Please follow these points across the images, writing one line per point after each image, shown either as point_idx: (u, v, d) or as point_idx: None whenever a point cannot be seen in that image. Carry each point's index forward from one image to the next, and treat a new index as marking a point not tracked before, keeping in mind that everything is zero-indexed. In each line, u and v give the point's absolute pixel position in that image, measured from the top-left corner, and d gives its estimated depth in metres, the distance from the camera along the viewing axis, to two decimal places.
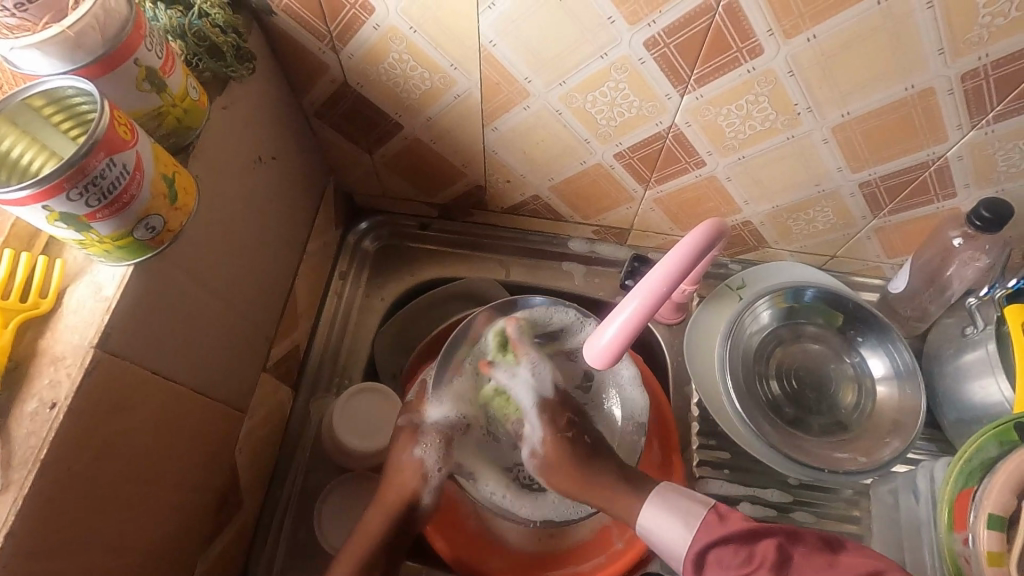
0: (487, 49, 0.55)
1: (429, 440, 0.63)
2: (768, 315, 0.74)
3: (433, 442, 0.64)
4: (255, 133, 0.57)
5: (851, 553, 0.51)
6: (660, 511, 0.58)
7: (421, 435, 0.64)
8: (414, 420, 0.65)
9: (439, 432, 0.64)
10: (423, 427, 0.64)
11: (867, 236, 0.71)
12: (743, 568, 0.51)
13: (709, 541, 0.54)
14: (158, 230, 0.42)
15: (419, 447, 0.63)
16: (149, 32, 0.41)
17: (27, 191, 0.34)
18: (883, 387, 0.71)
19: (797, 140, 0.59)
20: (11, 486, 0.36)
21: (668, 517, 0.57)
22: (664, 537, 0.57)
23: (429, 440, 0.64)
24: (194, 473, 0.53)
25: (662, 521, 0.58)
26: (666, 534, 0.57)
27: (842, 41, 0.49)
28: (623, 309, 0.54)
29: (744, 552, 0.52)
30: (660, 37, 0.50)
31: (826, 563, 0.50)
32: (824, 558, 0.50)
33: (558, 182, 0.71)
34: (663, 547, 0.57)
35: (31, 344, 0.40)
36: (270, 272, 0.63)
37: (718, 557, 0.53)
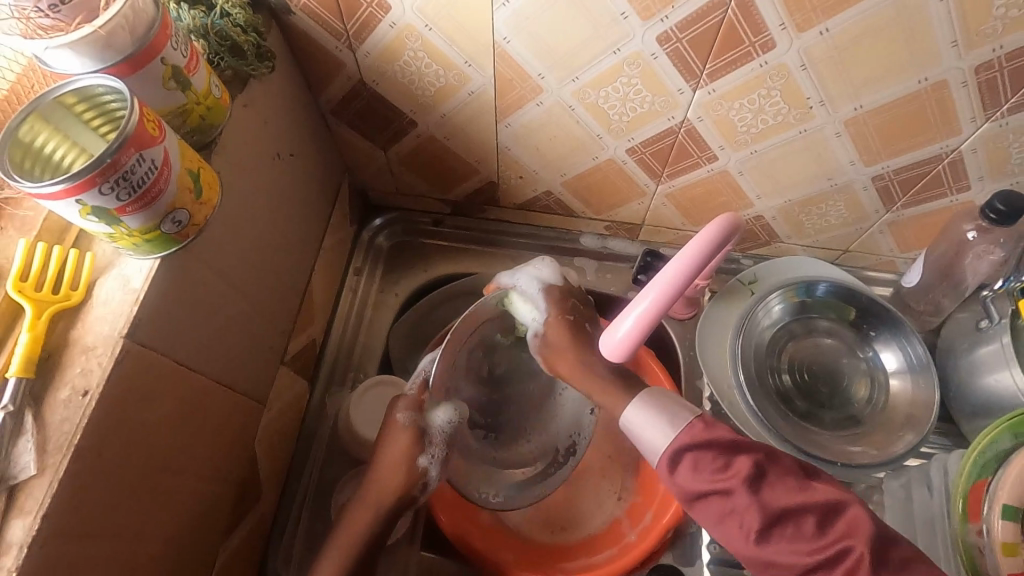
0: (501, 46, 0.55)
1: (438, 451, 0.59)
2: (781, 309, 0.74)
3: (440, 450, 0.60)
4: (273, 131, 0.58)
5: (824, 482, 0.50)
6: (648, 411, 0.54)
7: (425, 444, 0.59)
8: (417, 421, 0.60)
9: (442, 438, 0.60)
10: (427, 432, 0.60)
11: (880, 230, 0.71)
12: (718, 474, 0.48)
13: (689, 442, 0.51)
14: (184, 223, 0.43)
15: (426, 456, 0.59)
16: (175, 32, 0.42)
17: (60, 186, 0.35)
18: (896, 381, 0.72)
19: (809, 134, 0.59)
20: (47, 470, 0.37)
21: (655, 417, 0.53)
22: (642, 435, 0.54)
23: (434, 447, 0.59)
24: (216, 462, 0.54)
25: (647, 421, 0.53)
26: (648, 432, 0.53)
27: (855, 35, 0.49)
28: (639, 303, 0.54)
29: (722, 459, 0.49)
30: (672, 32, 0.51)
31: (798, 486, 0.48)
32: (798, 481, 0.49)
33: (570, 178, 0.72)
34: (644, 447, 0.53)
35: (64, 334, 0.41)
36: (287, 267, 0.64)
37: (696, 459, 0.50)
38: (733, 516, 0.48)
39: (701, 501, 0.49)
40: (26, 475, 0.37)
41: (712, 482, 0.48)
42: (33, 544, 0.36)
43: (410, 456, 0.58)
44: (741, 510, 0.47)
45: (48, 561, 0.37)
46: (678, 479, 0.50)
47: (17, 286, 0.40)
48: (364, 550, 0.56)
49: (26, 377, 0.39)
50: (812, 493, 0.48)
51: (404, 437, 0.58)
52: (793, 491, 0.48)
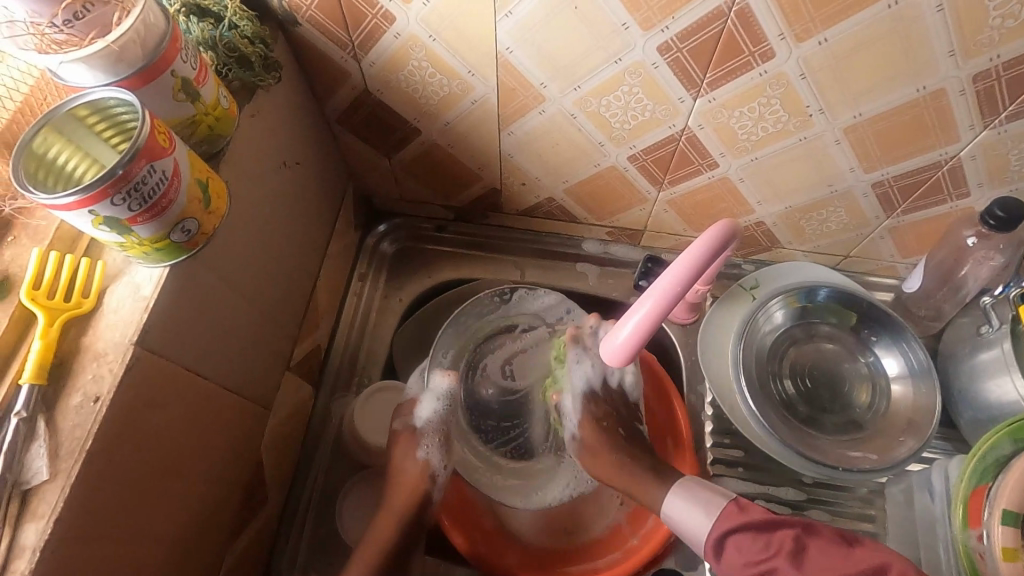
0: (504, 56, 0.56)
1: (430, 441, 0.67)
2: (781, 315, 0.75)
3: (433, 439, 0.67)
4: (280, 139, 0.59)
5: (865, 546, 0.52)
6: (684, 502, 0.61)
7: (421, 437, 0.67)
8: (409, 423, 0.67)
9: (435, 427, 0.67)
10: (421, 430, 0.67)
11: (881, 236, 0.71)
12: (762, 555, 0.53)
13: (731, 526, 0.56)
14: (193, 232, 0.44)
15: (421, 449, 0.66)
16: (185, 45, 0.43)
17: (73, 198, 0.36)
18: (898, 386, 0.72)
19: (809, 141, 0.59)
20: (59, 475, 0.38)
21: (692, 505, 0.60)
22: (687, 524, 0.60)
23: (429, 440, 0.67)
24: (223, 466, 0.55)
25: (686, 509, 0.60)
26: (687, 522, 0.60)
27: (852, 45, 0.49)
28: (638, 309, 0.55)
29: (761, 541, 0.54)
30: (673, 42, 0.52)
31: (841, 555, 0.52)
32: (841, 549, 0.52)
33: (572, 185, 0.72)
34: (682, 533, 0.60)
35: (75, 340, 0.42)
36: (293, 273, 0.65)
37: (740, 542, 0.55)
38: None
39: None
40: (39, 479, 0.38)
41: (756, 563, 0.53)
42: (46, 547, 0.37)
43: (409, 449, 0.66)
44: None
45: (60, 564, 0.38)
46: (724, 563, 0.56)
47: (30, 294, 0.40)
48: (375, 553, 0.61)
49: (39, 384, 0.40)
50: (857, 561, 0.51)
51: (400, 441, 0.66)
52: (836, 560, 0.51)
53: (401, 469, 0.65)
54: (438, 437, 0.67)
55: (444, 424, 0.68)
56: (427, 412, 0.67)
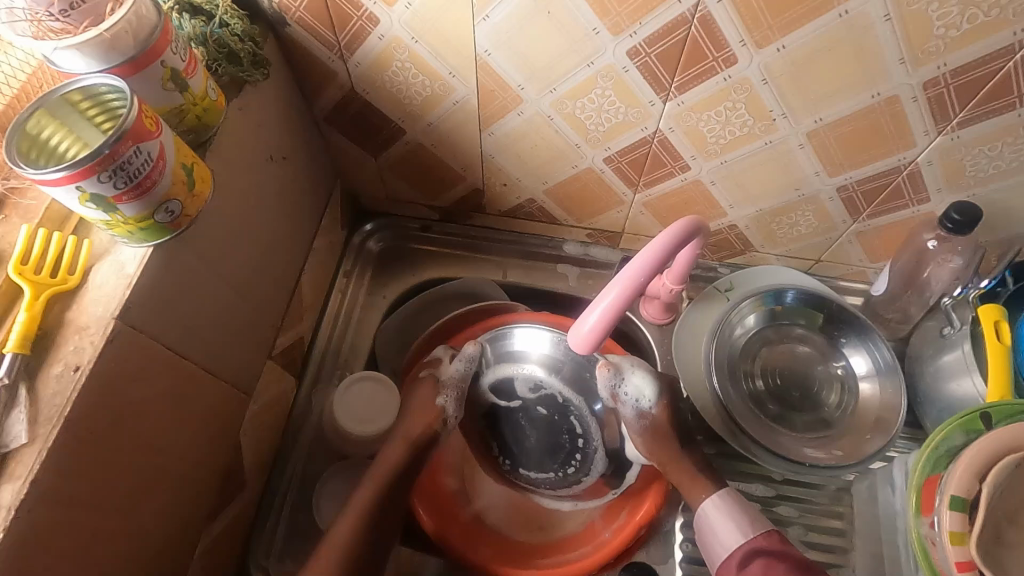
0: (483, 58, 0.59)
1: (450, 391, 0.69)
2: (754, 318, 0.77)
3: (452, 392, 0.69)
4: (267, 134, 0.61)
5: None
6: (727, 513, 0.62)
7: (442, 387, 0.69)
8: (433, 375, 0.70)
9: (456, 381, 0.70)
10: (442, 381, 0.70)
11: (848, 240, 0.74)
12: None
13: (766, 547, 0.59)
14: (177, 214, 0.46)
15: (441, 397, 0.69)
16: (174, 38, 0.45)
17: (61, 173, 0.38)
18: (866, 386, 0.74)
19: (774, 145, 0.62)
20: (38, 439, 0.40)
21: (731, 518, 0.62)
22: (719, 530, 0.62)
23: (450, 391, 0.69)
24: (201, 446, 0.56)
25: (722, 517, 0.62)
26: (726, 529, 0.61)
27: (809, 51, 0.52)
28: (604, 298, 0.56)
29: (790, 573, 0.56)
30: (641, 47, 0.55)
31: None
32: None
33: (552, 186, 0.75)
34: (714, 539, 0.62)
35: (59, 315, 0.44)
36: (278, 264, 0.67)
37: (768, 565, 0.57)
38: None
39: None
40: (18, 443, 0.39)
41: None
42: (21, 507, 0.38)
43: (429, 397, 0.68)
44: None
45: (35, 526, 0.39)
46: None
47: (17, 268, 0.42)
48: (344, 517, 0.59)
49: (22, 353, 0.42)
50: None
51: (423, 386, 0.69)
52: None
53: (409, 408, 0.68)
54: (460, 390, 0.70)
55: (463, 382, 0.71)
56: (451, 369, 0.70)
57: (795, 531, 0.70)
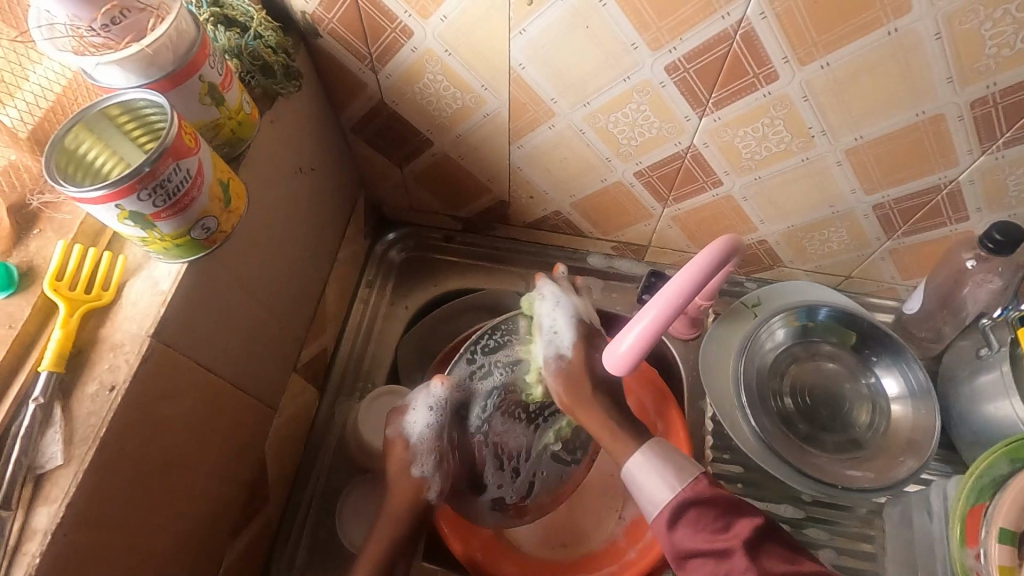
0: (517, 71, 0.58)
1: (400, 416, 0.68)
2: (783, 333, 0.76)
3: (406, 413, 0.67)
4: (297, 145, 0.61)
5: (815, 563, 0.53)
6: (655, 468, 0.56)
7: (415, 455, 0.63)
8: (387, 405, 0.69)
9: (428, 443, 0.64)
10: (414, 446, 0.64)
11: (882, 257, 0.72)
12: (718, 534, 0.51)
13: (694, 497, 0.54)
14: (213, 230, 0.46)
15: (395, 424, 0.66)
16: (212, 52, 0.44)
17: (101, 192, 0.37)
18: (897, 407, 0.72)
19: (811, 161, 0.61)
20: (73, 460, 0.39)
21: (660, 466, 0.56)
22: (647, 486, 0.56)
23: (425, 457, 0.63)
24: (227, 462, 0.56)
25: (651, 468, 0.56)
26: (650, 483, 0.56)
27: (854, 69, 0.51)
28: (641, 319, 0.55)
29: (722, 521, 0.52)
30: (680, 62, 0.53)
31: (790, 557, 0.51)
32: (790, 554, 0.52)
33: (579, 199, 0.74)
34: (642, 493, 0.56)
35: (93, 332, 0.43)
36: (303, 277, 0.67)
37: (698, 515, 0.53)
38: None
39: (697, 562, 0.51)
40: (53, 464, 0.39)
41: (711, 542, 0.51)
42: (56, 531, 0.38)
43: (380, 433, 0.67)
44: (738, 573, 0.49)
45: (68, 549, 0.38)
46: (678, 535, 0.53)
47: (53, 284, 0.42)
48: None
49: (57, 372, 0.41)
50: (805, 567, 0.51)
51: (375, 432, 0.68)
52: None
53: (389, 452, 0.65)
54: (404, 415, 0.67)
55: (439, 441, 0.65)
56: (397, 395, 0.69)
57: (826, 554, 0.69)
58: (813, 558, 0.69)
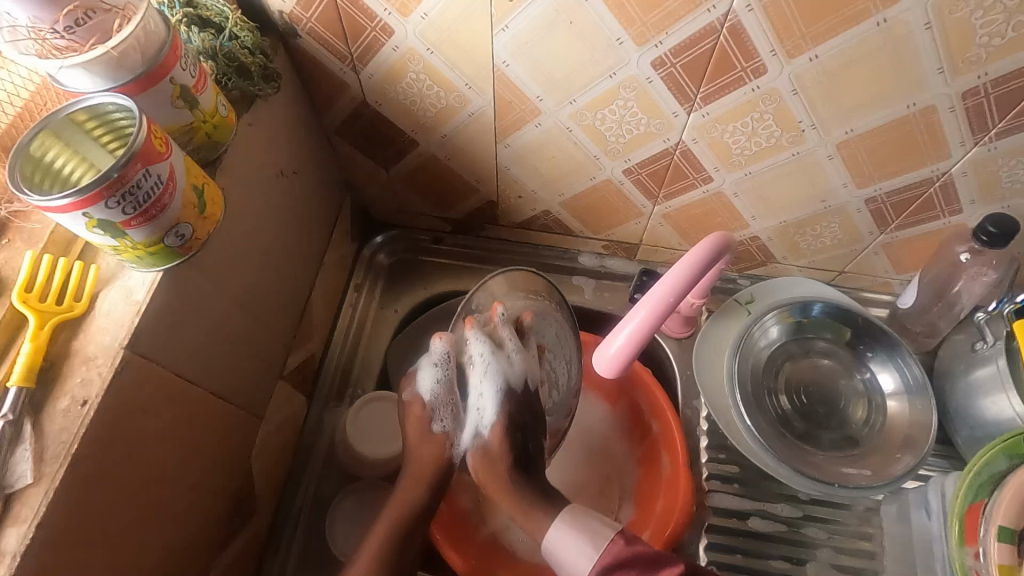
0: (501, 69, 0.57)
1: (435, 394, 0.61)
2: (777, 330, 0.75)
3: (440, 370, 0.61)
4: (278, 148, 0.59)
5: None
6: (569, 535, 0.51)
7: (433, 413, 0.61)
8: (417, 393, 0.62)
9: (442, 400, 0.61)
10: (430, 405, 0.61)
11: (875, 251, 0.71)
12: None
13: (616, 559, 0.49)
14: (188, 238, 0.44)
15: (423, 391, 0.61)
16: (184, 53, 0.43)
17: (68, 200, 0.36)
18: (893, 403, 0.72)
19: (802, 156, 0.60)
20: (44, 478, 0.38)
21: (578, 536, 0.51)
22: (570, 561, 0.51)
23: (443, 413, 0.61)
24: (211, 474, 0.54)
25: (568, 542, 0.51)
26: (572, 554, 0.50)
27: (843, 62, 0.50)
28: (632, 319, 0.56)
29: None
30: (666, 57, 0.52)
31: None
32: None
33: (568, 198, 0.73)
34: (567, 569, 0.51)
35: (65, 345, 0.42)
36: (287, 282, 0.65)
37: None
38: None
39: None
40: (23, 483, 0.37)
41: None
42: (27, 552, 0.36)
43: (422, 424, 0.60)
44: None
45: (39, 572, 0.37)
46: None
47: (21, 296, 0.40)
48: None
49: (27, 387, 0.40)
50: None
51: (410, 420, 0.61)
52: None
53: (418, 447, 0.60)
54: (450, 408, 0.61)
55: (451, 396, 0.61)
56: (428, 380, 0.61)
57: (824, 554, 0.68)
58: (811, 557, 0.68)
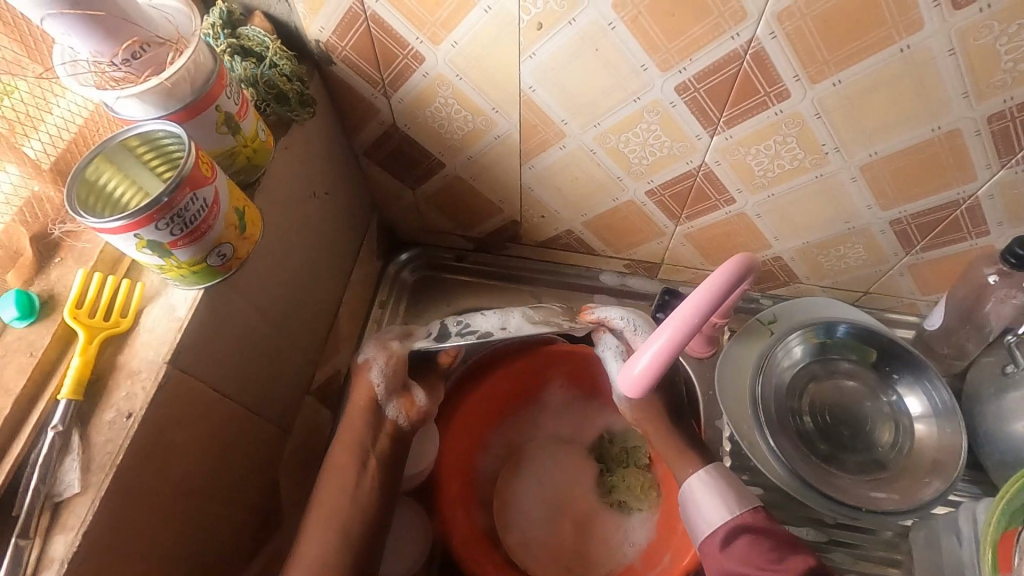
0: (527, 94, 0.59)
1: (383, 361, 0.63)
2: (801, 350, 0.74)
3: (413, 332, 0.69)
4: (310, 171, 0.61)
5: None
6: (711, 488, 0.60)
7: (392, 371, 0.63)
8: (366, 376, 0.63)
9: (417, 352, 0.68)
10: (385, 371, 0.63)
11: (900, 272, 0.71)
12: (769, 563, 0.54)
13: (749, 524, 0.57)
14: (228, 257, 0.46)
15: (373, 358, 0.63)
16: (229, 82, 0.45)
17: (120, 222, 0.38)
18: (921, 426, 0.71)
19: (825, 178, 0.60)
20: (90, 488, 0.39)
21: (717, 492, 0.60)
22: (703, 503, 0.60)
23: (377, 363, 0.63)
24: (241, 485, 0.55)
25: (710, 492, 0.60)
26: (704, 508, 0.60)
27: (867, 86, 0.51)
28: (655, 340, 0.55)
29: (775, 553, 0.55)
30: (690, 83, 0.54)
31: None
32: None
33: (591, 218, 0.74)
34: (695, 516, 0.60)
35: (111, 359, 0.44)
36: (316, 298, 0.67)
37: (752, 542, 0.56)
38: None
39: None
40: (70, 492, 0.39)
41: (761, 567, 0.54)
42: (73, 559, 0.37)
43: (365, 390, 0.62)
44: None
45: None
46: (727, 556, 0.56)
47: (73, 312, 0.43)
48: (333, 546, 0.53)
49: (75, 399, 0.41)
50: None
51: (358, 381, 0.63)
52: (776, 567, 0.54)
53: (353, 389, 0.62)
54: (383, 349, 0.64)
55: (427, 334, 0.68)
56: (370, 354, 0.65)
57: None
58: None
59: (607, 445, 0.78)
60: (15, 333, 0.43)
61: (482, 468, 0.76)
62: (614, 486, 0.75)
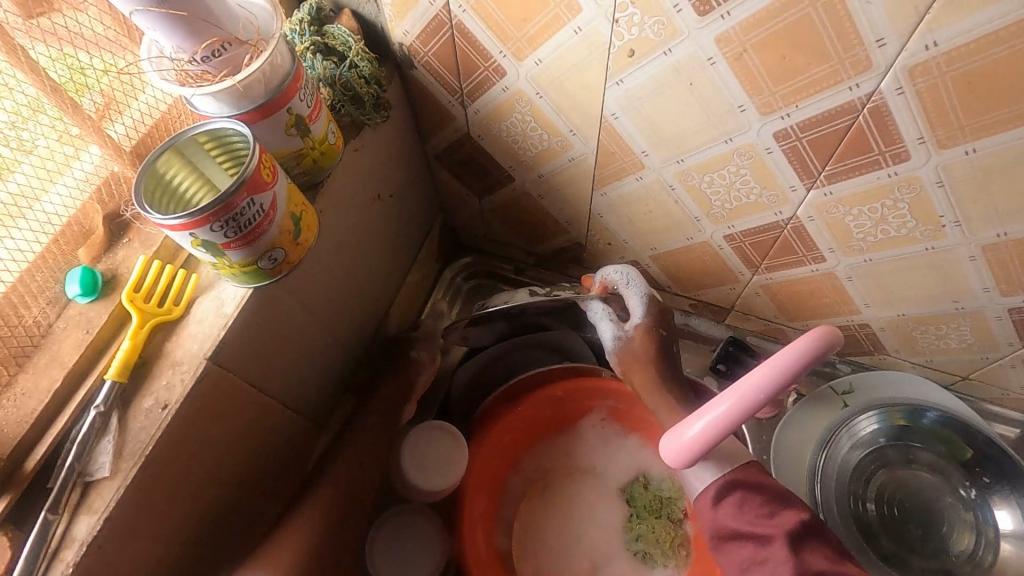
0: (609, 121, 0.55)
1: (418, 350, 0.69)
2: (875, 430, 0.68)
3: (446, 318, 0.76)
4: (377, 173, 0.61)
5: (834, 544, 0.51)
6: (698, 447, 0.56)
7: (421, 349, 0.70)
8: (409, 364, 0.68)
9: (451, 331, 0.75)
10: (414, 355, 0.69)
11: (1013, 364, 0.60)
12: (761, 519, 0.51)
13: (740, 481, 0.54)
14: (279, 261, 0.46)
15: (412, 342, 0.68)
16: (304, 84, 0.45)
17: (179, 220, 0.38)
18: (1009, 544, 0.62)
19: (937, 253, 0.53)
20: (118, 474, 0.40)
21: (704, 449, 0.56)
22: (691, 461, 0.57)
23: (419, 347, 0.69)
24: (268, 476, 0.56)
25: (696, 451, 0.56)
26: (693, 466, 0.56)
27: (1007, 158, 0.43)
28: (711, 408, 0.49)
29: (767, 508, 0.52)
30: (792, 130, 0.48)
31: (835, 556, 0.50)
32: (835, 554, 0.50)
33: (661, 253, 0.69)
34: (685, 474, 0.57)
35: (158, 345, 0.45)
36: (368, 298, 0.67)
37: (743, 499, 0.53)
38: (765, 565, 0.50)
39: (734, 542, 0.52)
40: (101, 474, 0.40)
41: (751, 523, 0.52)
42: (93, 542, 0.39)
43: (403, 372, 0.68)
44: (773, 560, 0.49)
45: (99, 561, 0.39)
46: (720, 513, 0.53)
47: (129, 295, 0.44)
48: None
49: (120, 381, 0.42)
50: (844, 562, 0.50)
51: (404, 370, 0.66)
52: (767, 522, 0.51)
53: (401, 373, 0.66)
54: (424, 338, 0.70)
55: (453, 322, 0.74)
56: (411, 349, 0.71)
57: None
58: None
59: (639, 490, 0.74)
60: (79, 308, 0.45)
61: (509, 492, 0.74)
62: (640, 534, 0.71)
